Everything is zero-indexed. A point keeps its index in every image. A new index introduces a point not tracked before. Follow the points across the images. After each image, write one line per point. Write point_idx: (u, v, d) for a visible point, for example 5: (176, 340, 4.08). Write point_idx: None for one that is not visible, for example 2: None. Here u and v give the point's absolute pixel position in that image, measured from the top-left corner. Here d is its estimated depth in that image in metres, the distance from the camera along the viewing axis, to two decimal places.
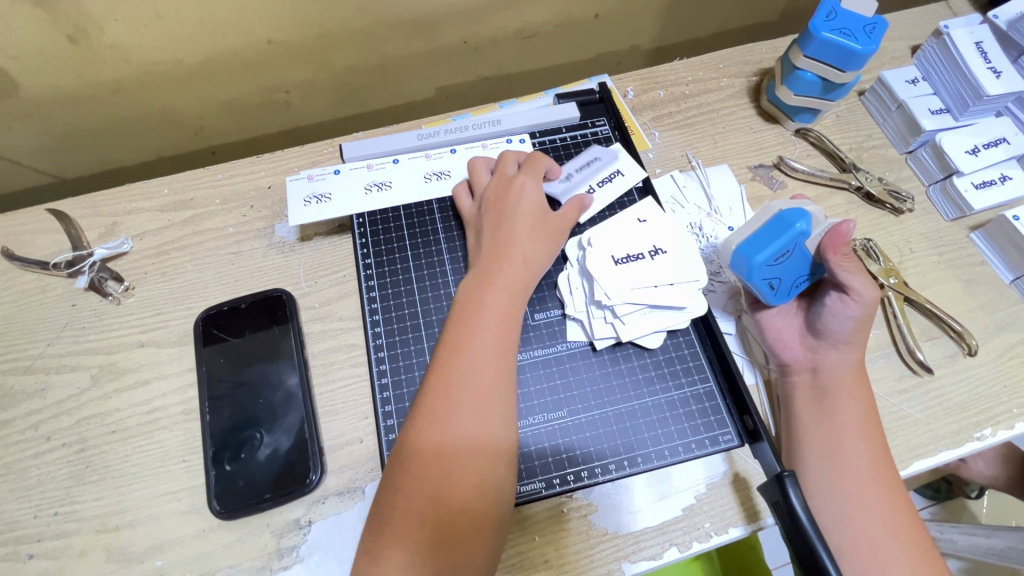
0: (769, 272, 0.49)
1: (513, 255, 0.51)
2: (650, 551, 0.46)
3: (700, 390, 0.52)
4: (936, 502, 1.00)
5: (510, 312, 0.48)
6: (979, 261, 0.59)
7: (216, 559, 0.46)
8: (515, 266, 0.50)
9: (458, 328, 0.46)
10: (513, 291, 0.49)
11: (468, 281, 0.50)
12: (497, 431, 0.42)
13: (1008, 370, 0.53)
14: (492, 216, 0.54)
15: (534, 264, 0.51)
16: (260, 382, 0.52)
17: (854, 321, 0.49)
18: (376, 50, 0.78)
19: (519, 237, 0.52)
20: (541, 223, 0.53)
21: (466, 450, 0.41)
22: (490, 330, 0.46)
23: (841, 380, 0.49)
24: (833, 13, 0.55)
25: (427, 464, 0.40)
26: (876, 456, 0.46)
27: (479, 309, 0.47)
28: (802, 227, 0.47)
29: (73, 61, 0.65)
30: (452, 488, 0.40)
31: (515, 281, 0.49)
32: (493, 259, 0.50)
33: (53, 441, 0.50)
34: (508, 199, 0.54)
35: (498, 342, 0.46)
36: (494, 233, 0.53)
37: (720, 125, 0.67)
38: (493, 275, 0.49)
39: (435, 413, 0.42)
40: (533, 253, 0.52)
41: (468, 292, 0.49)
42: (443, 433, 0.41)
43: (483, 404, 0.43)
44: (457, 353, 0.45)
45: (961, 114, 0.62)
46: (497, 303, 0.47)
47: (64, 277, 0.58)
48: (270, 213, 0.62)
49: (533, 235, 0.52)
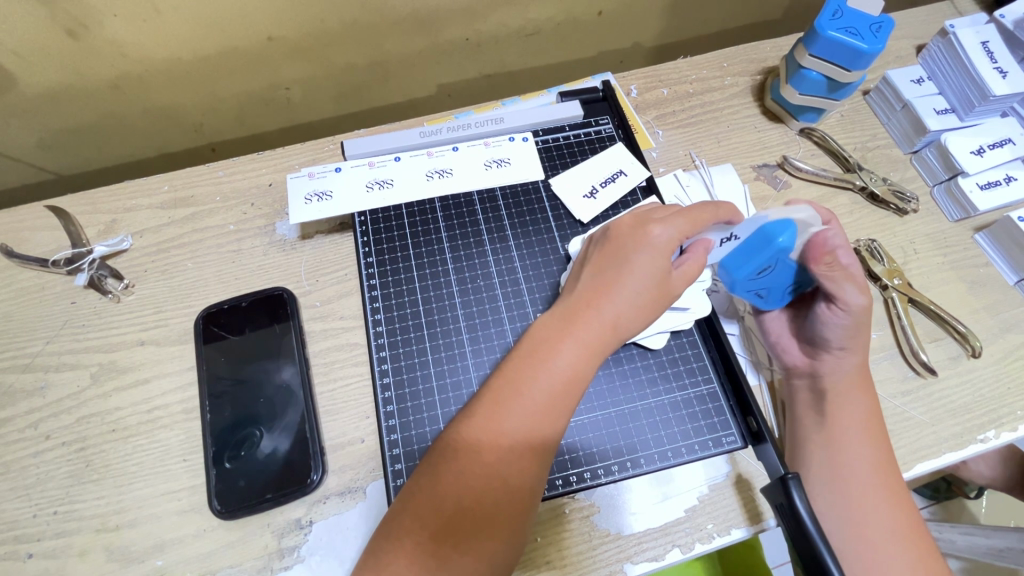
0: (750, 284, 0.48)
1: (602, 306, 0.42)
2: (652, 552, 0.46)
3: (703, 392, 0.51)
4: (935, 502, 1.00)
5: (579, 371, 0.41)
6: (983, 262, 0.59)
7: (217, 559, 0.46)
8: (602, 322, 0.42)
9: (521, 366, 0.41)
10: (588, 352, 0.41)
11: (549, 315, 0.43)
12: (525, 481, 0.39)
13: (1012, 372, 0.53)
14: (603, 251, 0.46)
15: (622, 326, 0.42)
16: (261, 380, 0.51)
17: (845, 328, 0.49)
18: (378, 47, 0.77)
19: (618, 284, 0.43)
20: (652, 283, 0.43)
21: (477, 488, 0.38)
22: (552, 386, 0.40)
23: (839, 384, 0.49)
24: (839, 12, 0.55)
25: (448, 485, 0.38)
26: (878, 459, 0.46)
27: (547, 356, 0.40)
28: (784, 244, 0.43)
29: (72, 56, 0.64)
30: (461, 509, 0.38)
31: (595, 339, 0.41)
32: (579, 303, 0.43)
33: (52, 440, 0.50)
34: (627, 241, 0.45)
35: (555, 401, 0.40)
36: (596, 271, 0.45)
37: (723, 124, 0.66)
38: (575, 322, 0.42)
39: (467, 439, 0.39)
40: (626, 311, 0.42)
41: (543, 330, 0.42)
42: (475, 463, 0.38)
43: (522, 451, 0.39)
44: (506, 393, 0.40)
45: (966, 114, 0.61)
46: (571, 360, 0.40)
47: (63, 274, 0.57)
48: (270, 211, 0.61)
49: (641, 296, 0.43)
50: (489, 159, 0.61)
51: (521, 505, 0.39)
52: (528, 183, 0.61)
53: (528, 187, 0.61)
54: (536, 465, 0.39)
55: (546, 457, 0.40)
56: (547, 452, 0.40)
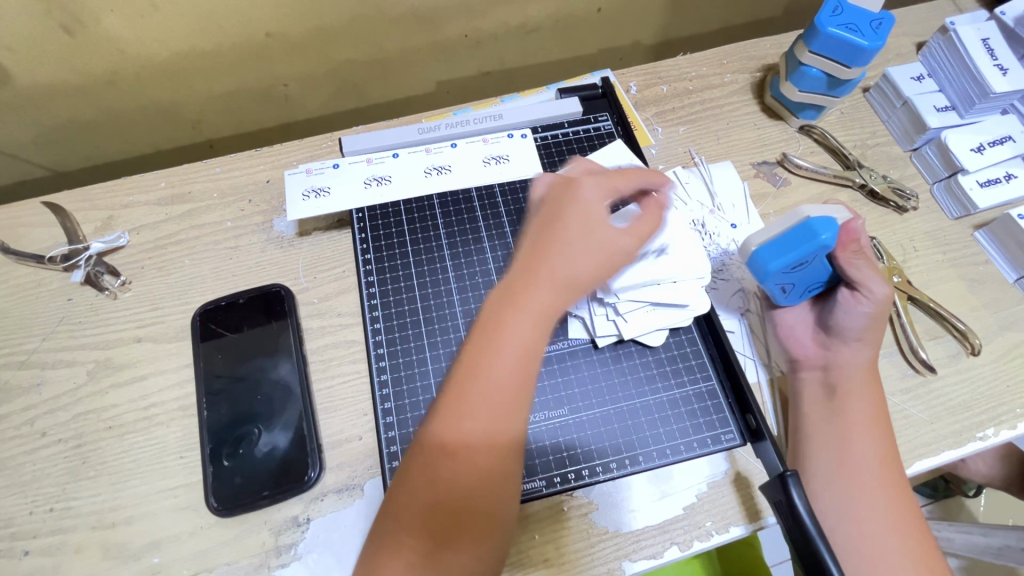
0: (783, 278, 0.49)
1: (547, 271, 0.42)
2: (650, 550, 0.46)
3: (702, 389, 0.51)
4: (933, 501, 1.00)
5: (535, 335, 0.41)
6: (982, 260, 0.59)
7: (213, 557, 0.46)
8: (554, 284, 0.42)
9: (475, 346, 0.41)
10: (541, 317, 0.41)
11: (499, 288, 0.43)
12: (499, 456, 0.39)
13: (1012, 370, 0.53)
14: (541, 218, 0.46)
15: (574, 285, 0.43)
16: (258, 377, 0.51)
17: (866, 317, 0.49)
18: (377, 43, 0.77)
19: (562, 249, 0.43)
20: (597, 239, 0.44)
21: (459, 478, 0.38)
22: (509, 357, 0.40)
23: (852, 378, 0.49)
24: (839, 9, 0.55)
25: (426, 481, 0.39)
26: (882, 455, 0.46)
27: (499, 331, 0.41)
28: (826, 239, 0.45)
29: (68, 52, 0.64)
30: (446, 504, 0.38)
31: (546, 303, 0.41)
32: (525, 273, 0.42)
33: (48, 437, 0.50)
34: (563, 202, 0.45)
35: (514, 370, 0.40)
36: (535, 237, 0.44)
37: (723, 122, 0.66)
38: (522, 293, 0.41)
39: (434, 432, 0.39)
40: (579, 271, 0.43)
41: (492, 306, 0.42)
42: (447, 455, 0.39)
43: (489, 429, 0.39)
44: (466, 378, 0.40)
45: (966, 111, 0.61)
46: (525, 327, 0.41)
47: (60, 270, 0.57)
48: (268, 207, 0.61)
49: (585, 251, 0.43)
50: (488, 155, 0.61)
51: (508, 477, 0.40)
52: (527, 180, 0.61)
53: (527, 184, 0.61)
54: (508, 438, 0.39)
55: (518, 428, 0.40)
56: (519, 421, 0.40)
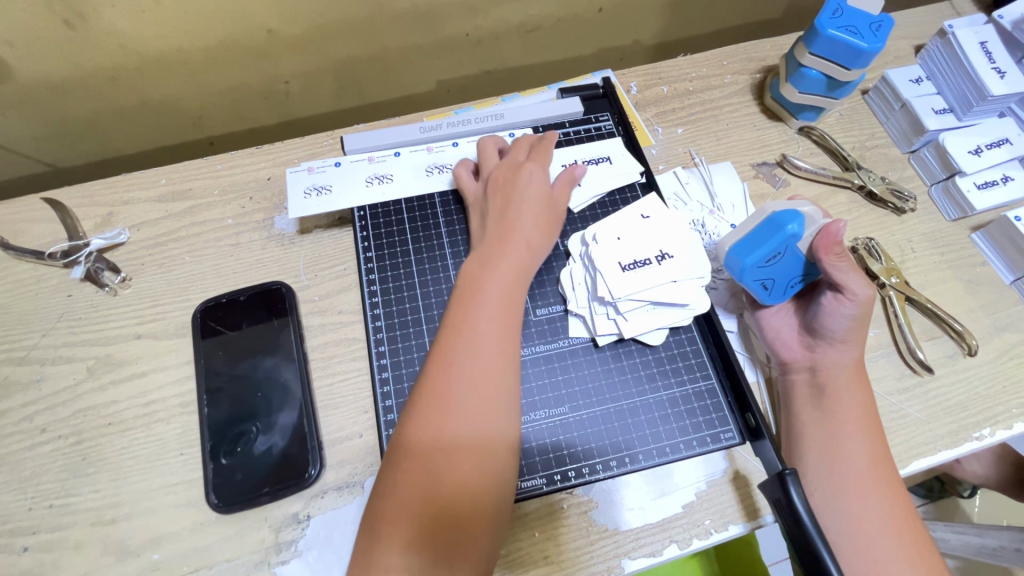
0: (761, 273, 0.50)
1: (517, 242, 0.50)
2: (650, 548, 0.46)
3: (703, 388, 0.51)
4: (929, 501, 1.01)
5: (511, 296, 0.47)
6: (979, 262, 0.59)
7: (213, 553, 0.46)
8: (519, 251, 0.50)
9: (457, 310, 0.46)
10: (515, 277, 0.48)
11: (473, 262, 0.50)
12: (488, 412, 0.42)
13: (1008, 370, 0.53)
14: (498, 198, 0.53)
15: (537, 251, 0.51)
16: (259, 374, 0.51)
17: (850, 319, 0.49)
18: (378, 41, 0.77)
19: (522, 222, 0.51)
20: (545, 211, 0.53)
21: (468, 433, 0.41)
22: (489, 316, 0.45)
23: (839, 378, 0.49)
24: (839, 11, 0.55)
25: (422, 448, 0.40)
26: (874, 453, 0.46)
27: (481, 293, 0.47)
28: (793, 230, 0.47)
29: (69, 47, 0.64)
30: (445, 465, 0.40)
31: (518, 263, 0.49)
32: (497, 246, 0.50)
33: (47, 433, 0.50)
34: (514, 182, 0.54)
35: (494, 326, 0.45)
36: (498, 219, 0.52)
37: (723, 123, 0.67)
38: (497, 260, 0.49)
39: (427, 394, 0.42)
40: (534, 238, 0.51)
41: (470, 277, 0.49)
42: (442, 418, 0.41)
43: (477, 383, 0.42)
44: (455, 339, 0.44)
45: (964, 114, 0.62)
46: (502, 287, 0.47)
47: (60, 266, 0.57)
48: (269, 205, 0.61)
49: (538, 221, 0.52)
50: None
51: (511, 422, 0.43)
52: None
53: None
54: (495, 395, 0.43)
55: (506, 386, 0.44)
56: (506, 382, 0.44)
